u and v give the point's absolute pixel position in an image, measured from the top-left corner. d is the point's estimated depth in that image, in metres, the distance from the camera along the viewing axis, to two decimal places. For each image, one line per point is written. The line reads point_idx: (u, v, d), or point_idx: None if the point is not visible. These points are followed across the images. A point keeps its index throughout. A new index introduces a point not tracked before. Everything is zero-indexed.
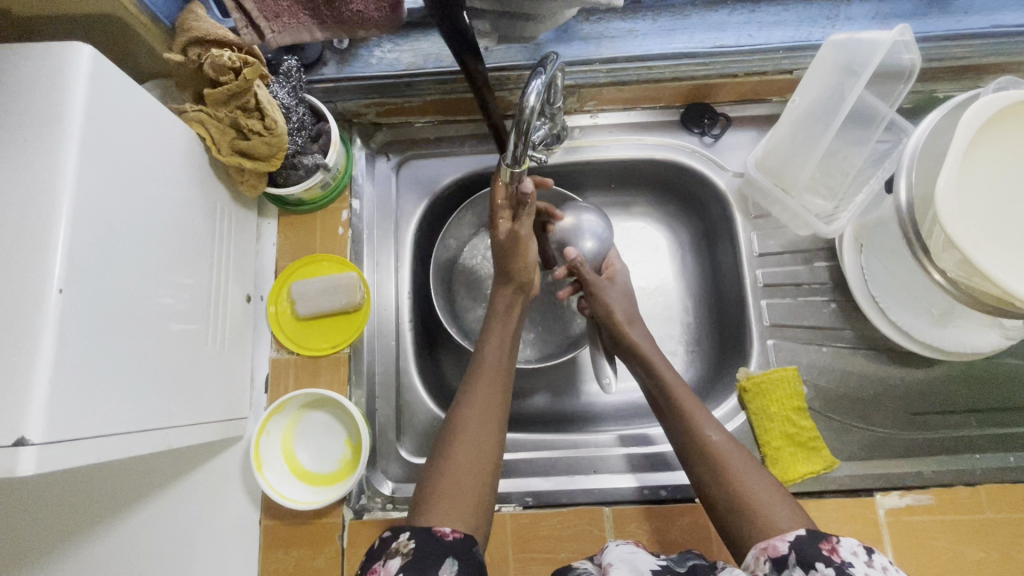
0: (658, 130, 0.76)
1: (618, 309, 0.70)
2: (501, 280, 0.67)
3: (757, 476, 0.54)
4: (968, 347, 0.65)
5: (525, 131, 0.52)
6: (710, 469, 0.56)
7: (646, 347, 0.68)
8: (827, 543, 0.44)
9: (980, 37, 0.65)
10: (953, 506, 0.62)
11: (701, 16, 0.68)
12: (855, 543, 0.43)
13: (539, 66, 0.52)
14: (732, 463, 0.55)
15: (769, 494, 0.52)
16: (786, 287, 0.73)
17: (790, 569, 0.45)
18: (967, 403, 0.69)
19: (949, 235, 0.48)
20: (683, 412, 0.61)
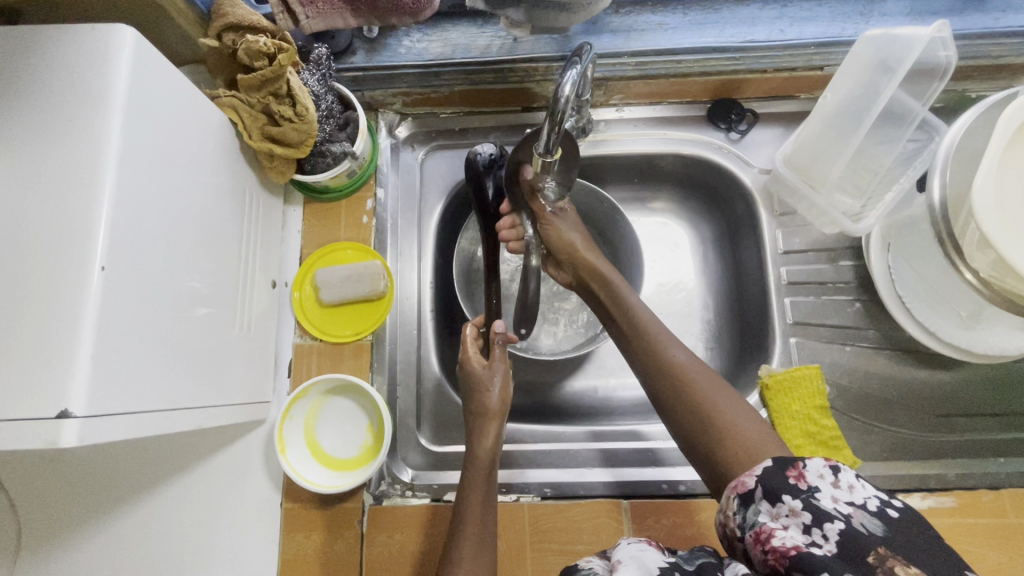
0: (684, 125, 0.76)
1: (578, 240, 0.70)
2: (478, 420, 0.62)
3: (728, 397, 0.54)
4: (998, 351, 0.64)
5: (560, 120, 0.52)
6: (678, 394, 0.55)
7: (607, 270, 0.68)
8: (793, 469, 0.44)
9: (1017, 36, 0.64)
10: (976, 509, 0.62)
11: (732, 11, 0.68)
12: (820, 466, 0.43)
13: (574, 57, 0.52)
14: (701, 384, 0.55)
15: (739, 413, 0.52)
16: (810, 285, 0.72)
17: (758, 502, 0.44)
18: (992, 407, 0.68)
19: (985, 233, 0.48)
20: (651, 340, 0.60)
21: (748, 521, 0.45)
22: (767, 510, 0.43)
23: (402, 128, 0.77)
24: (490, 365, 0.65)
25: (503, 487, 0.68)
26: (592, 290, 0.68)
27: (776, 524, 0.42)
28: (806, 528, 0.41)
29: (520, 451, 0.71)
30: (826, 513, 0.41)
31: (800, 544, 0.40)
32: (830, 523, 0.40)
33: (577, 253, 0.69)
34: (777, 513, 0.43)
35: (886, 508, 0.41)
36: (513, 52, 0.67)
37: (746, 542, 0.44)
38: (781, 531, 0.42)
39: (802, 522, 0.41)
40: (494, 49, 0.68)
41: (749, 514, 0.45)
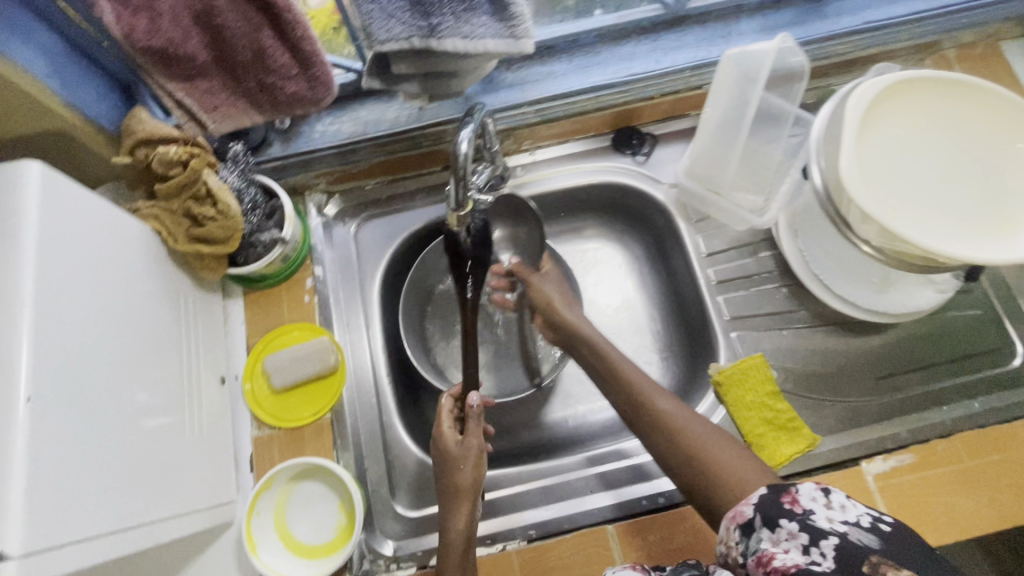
0: (593, 157, 0.82)
1: (554, 294, 0.72)
2: (452, 501, 0.60)
3: (711, 431, 0.56)
4: (911, 308, 0.69)
5: (464, 176, 0.56)
6: (666, 438, 0.57)
7: (585, 326, 0.69)
8: (787, 495, 0.45)
9: (853, 34, 0.73)
10: (934, 461, 0.66)
11: (611, 51, 0.74)
12: (812, 489, 0.44)
13: (467, 116, 0.57)
14: (685, 419, 0.58)
15: (724, 444, 0.55)
16: (738, 280, 0.76)
17: (759, 530, 0.45)
18: (924, 360, 0.73)
19: (862, 209, 0.53)
20: (631, 389, 0.62)
21: (751, 548, 0.45)
22: (768, 536, 0.44)
23: (331, 206, 0.80)
24: (465, 441, 0.64)
25: (488, 538, 0.67)
26: (574, 346, 0.70)
27: (777, 548, 0.43)
28: (805, 548, 0.42)
29: (499, 497, 0.70)
30: (821, 531, 0.42)
31: (800, 563, 0.42)
32: (825, 540, 0.42)
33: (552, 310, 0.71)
34: (778, 538, 0.44)
35: (879, 523, 0.42)
36: (421, 120, 0.72)
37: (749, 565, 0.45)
38: (782, 553, 0.43)
39: (802, 543, 0.42)
40: (403, 120, 0.73)
41: (751, 542, 0.45)
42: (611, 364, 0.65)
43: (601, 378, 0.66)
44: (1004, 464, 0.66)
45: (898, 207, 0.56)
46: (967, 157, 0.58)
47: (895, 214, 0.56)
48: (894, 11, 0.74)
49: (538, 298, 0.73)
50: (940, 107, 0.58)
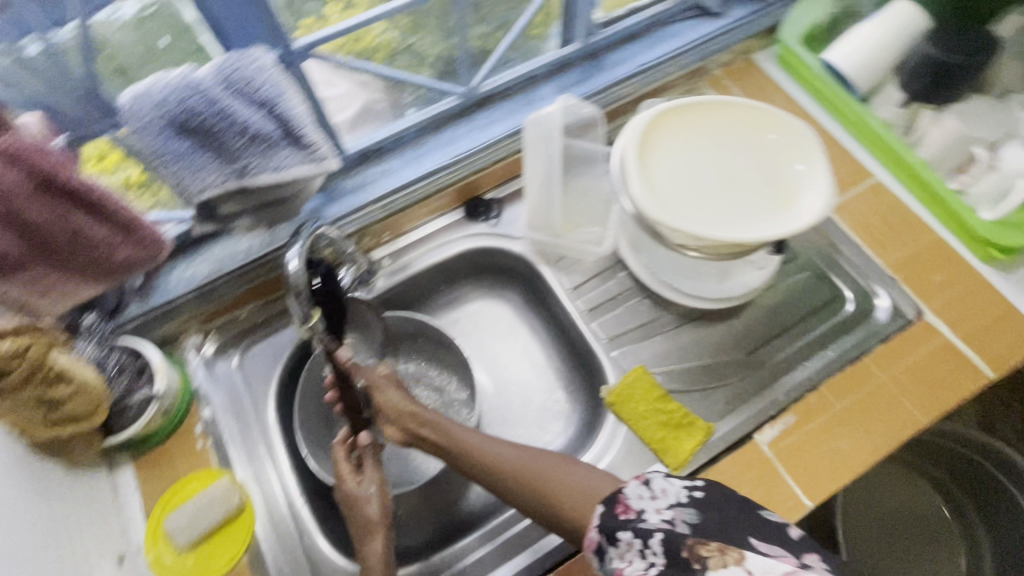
0: (451, 230, 0.88)
1: (399, 401, 0.71)
2: (366, 534, 0.64)
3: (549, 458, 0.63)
4: (750, 287, 0.79)
5: (299, 289, 0.62)
6: (517, 486, 0.62)
7: (428, 412, 0.70)
8: (620, 504, 0.47)
9: (631, 78, 0.86)
10: (811, 414, 0.73)
11: (434, 139, 0.82)
12: (637, 488, 0.47)
13: (297, 236, 0.65)
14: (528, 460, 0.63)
15: (564, 465, 0.61)
16: (607, 303, 0.83)
17: (609, 550, 0.47)
18: (780, 327, 0.81)
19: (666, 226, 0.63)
20: (479, 452, 0.65)
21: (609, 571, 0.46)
22: (615, 552, 0.46)
23: (209, 345, 0.80)
24: (366, 478, 0.68)
25: None
26: (421, 438, 0.70)
27: (625, 562, 0.45)
28: (641, 554, 0.44)
29: None
30: (649, 529, 0.44)
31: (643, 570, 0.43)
32: (653, 538, 0.44)
33: (401, 411, 0.71)
34: (622, 551, 0.45)
35: (695, 496, 0.46)
36: (272, 243, 0.76)
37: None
38: (628, 566, 0.44)
39: (638, 549, 0.44)
40: (256, 247, 0.76)
41: (607, 564, 0.47)
42: (456, 437, 0.67)
43: (451, 455, 0.68)
44: (866, 397, 0.74)
45: (690, 211, 0.66)
46: (735, 151, 0.70)
47: (688, 218, 0.65)
48: (657, 52, 0.88)
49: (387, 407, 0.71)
50: (700, 118, 0.69)
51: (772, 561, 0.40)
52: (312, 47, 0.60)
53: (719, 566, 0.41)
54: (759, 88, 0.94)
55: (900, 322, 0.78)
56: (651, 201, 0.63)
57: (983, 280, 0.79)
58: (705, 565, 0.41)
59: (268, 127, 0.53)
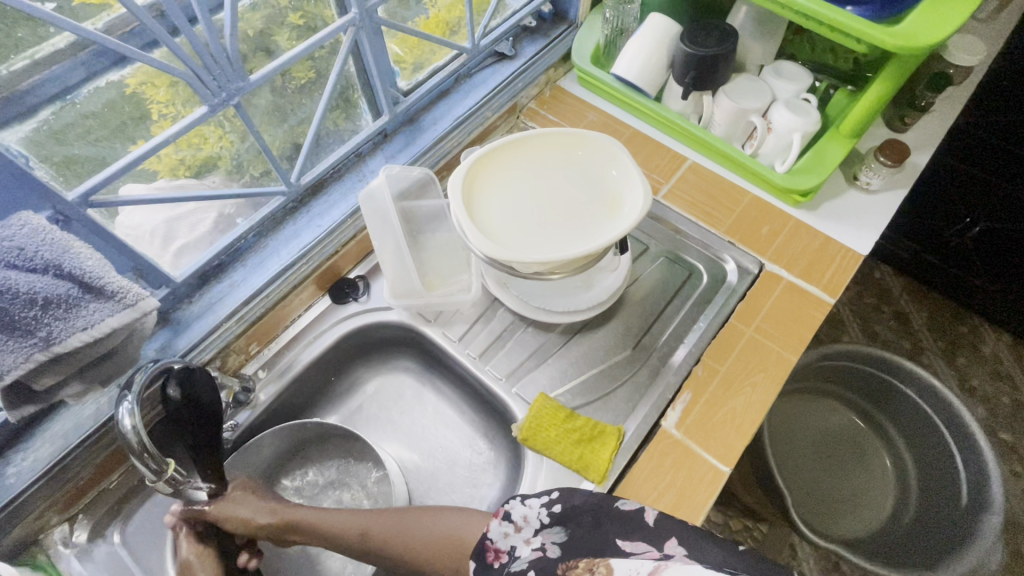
0: (322, 320, 0.86)
1: (253, 514, 0.70)
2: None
3: (407, 519, 0.69)
4: (614, 288, 0.82)
5: (143, 448, 0.59)
6: (390, 553, 0.69)
7: (282, 513, 0.71)
8: (492, 552, 0.62)
9: (449, 133, 0.92)
10: (703, 385, 0.78)
11: (276, 239, 0.81)
12: (501, 530, 0.63)
13: (125, 391, 0.61)
14: (389, 526, 0.69)
15: (413, 519, 0.69)
16: (495, 343, 0.84)
17: None
18: (655, 313, 0.86)
19: (513, 261, 0.66)
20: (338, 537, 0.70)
21: None
22: None
23: (79, 531, 0.70)
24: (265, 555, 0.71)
25: None
26: (289, 537, 0.72)
27: None
28: None
29: None
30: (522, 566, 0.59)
31: None
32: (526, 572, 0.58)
33: (258, 527, 0.70)
34: None
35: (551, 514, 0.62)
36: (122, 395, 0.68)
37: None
38: None
39: None
40: (104, 407, 0.68)
41: None
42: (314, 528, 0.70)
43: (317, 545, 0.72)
44: (743, 354, 0.80)
45: (528, 242, 0.70)
46: (554, 174, 0.75)
47: (528, 249, 0.69)
48: (468, 104, 0.95)
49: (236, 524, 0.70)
50: (513, 157, 0.74)
51: (636, 564, 0.50)
52: (90, 194, 0.56)
53: None
54: (569, 111, 1.04)
55: (748, 278, 0.87)
56: (489, 243, 0.66)
57: (798, 223, 0.90)
58: None
59: (62, 289, 0.50)
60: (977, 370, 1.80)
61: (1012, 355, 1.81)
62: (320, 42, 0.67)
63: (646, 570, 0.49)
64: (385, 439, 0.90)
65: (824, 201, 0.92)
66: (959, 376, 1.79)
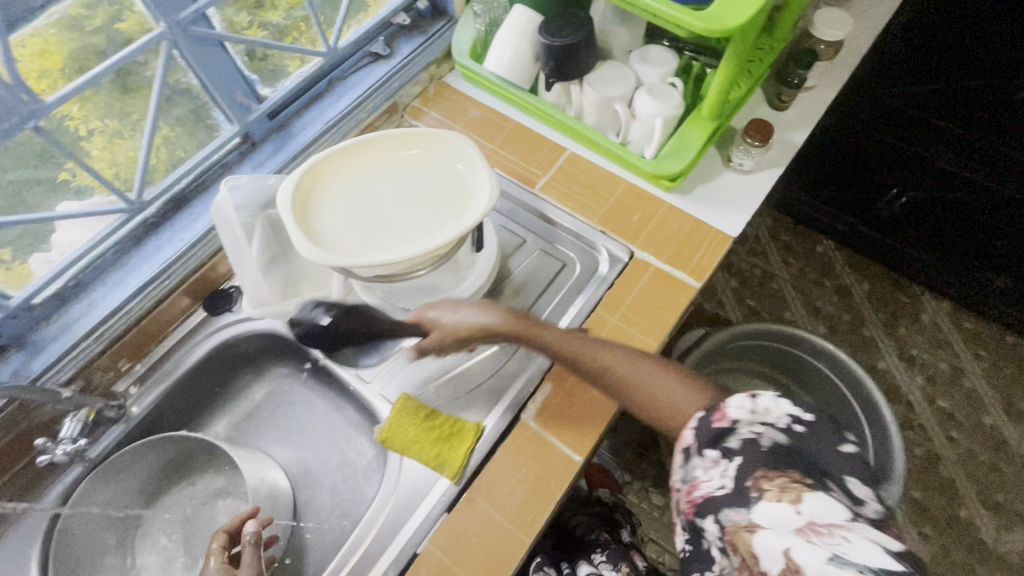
0: (198, 333, 0.86)
1: (456, 327, 0.74)
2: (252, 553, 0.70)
3: (665, 376, 0.68)
4: (476, 285, 0.85)
5: None
6: (609, 391, 0.71)
7: (514, 322, 0.73)
8: (719, 413, 0.58)
9: (320, 137, 0.92)
10: (566, 376, 0.78)
11: (138, 254, 0.81)
12: (740, 400, 0.57)
13: None
14: (606, 363, 0.71)
15: (650, 365, 0.69)
16: (367, 344, 0.84)
17: (691, 456, 0.59)
18: (525, 305, 0.87)
19: (345, 266, 0.65)
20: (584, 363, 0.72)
21: (687, 475, 0.59)
22: (699, 463, 0.58)
23: None
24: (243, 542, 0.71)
25: None
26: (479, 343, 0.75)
27: (704, 477, 0.57)
28: (723, 476, 0.55)
29: None
30: (731, 448, 0.56)
31: (711, 491, 0.56)
32: (733, 458, 0.55)
33: (449, 345, 0.74)
34: (704, 468, 0.57)
35: (795, 423, 0.55)
36: None
37: (680, 496, 0.59)
38: (707, 482, 0.56)
39: (723, 465, 0.56)
40: None
41: (686, 467, 0.59)
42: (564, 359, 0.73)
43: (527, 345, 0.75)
44: (606, 342, 0.80)
45: (368, 246, 0.70)
46: (398, 176, 0.75)
47: (367, 253, 0.69)
48: (341, 107, 0.95)
49: (445, 337, 0.74)
50: (354, 162, 0.74)
51: (868, 535, 0.47)
52: None
53: (773, 498, 0.52)
54: (452, 106, 1.04)
55: (618, 266, 0.87)
56: (319, 250, 0.65)
57: (669, 209, 0.91)
58: (762, 493, 0.53)
59: None
60: (917, 339, 1.80)
61: (950, 321, 1.82)
62: (117, 65, 0.69)
63: (830, 523, 0.49)
64: (276, 442, 0.91)
65: (697, 184, 0.93)
66: (899, 345, 1.80)
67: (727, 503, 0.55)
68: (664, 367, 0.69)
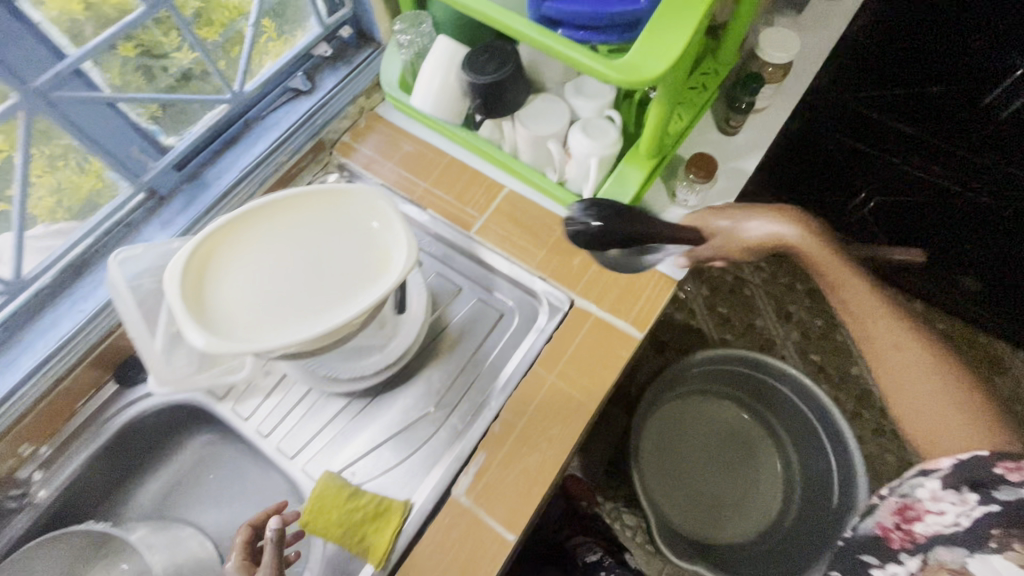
0: (109, 407, 0.80)
1: (753, 237, 0.75)
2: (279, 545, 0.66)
3: (933, 384, 0.64)
4: (405, 347, 0.79)
5: None
6: (879, 363, 0.67)
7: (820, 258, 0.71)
8: (1008, 462, 0.57)
9: (236, 187, 0.86)
10: (499, 443, 0.74)
11: (32, 330, 0.75)
12: None
13: None
14: (919, 385, 0.64)
15: (920, 384, 0.64)
16: (291, 413, 0.79)
17: (920, 494, 0.65)
18: (460, 364, 0.82)
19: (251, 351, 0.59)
20: (865, 332, 0.68)
21: (897, 494, 0.69)
22: (926, 494, 0.65)
23: None
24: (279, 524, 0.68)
25: None
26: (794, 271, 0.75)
27: (926, 507, 0.65)
28: (970, 514, 0.61)
29: None
30: (992, 497, 0.59)
31: (941, 527, 0.64)
32: (989, 507, 0.59)
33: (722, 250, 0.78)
34: (938, 498, 0.63)
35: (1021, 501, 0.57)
36: None
37: (891, 503, 0.69)
38: (930, 515, 0.65)
39: (968, 511, 0.61)
40: None
41: (903, 489, 0.67)
42: (847, 306, 0.70)
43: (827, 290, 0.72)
44: (544, 402, 0.76)
45: (272, 322, 0.64)
46: (302, 240, 0.69)
47: (271, 330, 0.63)
48: (258, 151, 0.88)
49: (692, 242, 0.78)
50: (250, 230, 0.68)
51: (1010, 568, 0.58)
52: None
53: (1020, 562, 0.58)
54: (383, 143, 0.97)
55: (557, 317, 0.83)
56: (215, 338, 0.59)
57: None
58: (997, 539, 0.60)
59: None
60: None
61: None
62: None
63: None
64: (205, 513, 0.85)
65: None
66: None
67: (934, 543, 0.66)
68: (931, 364, 0.65)
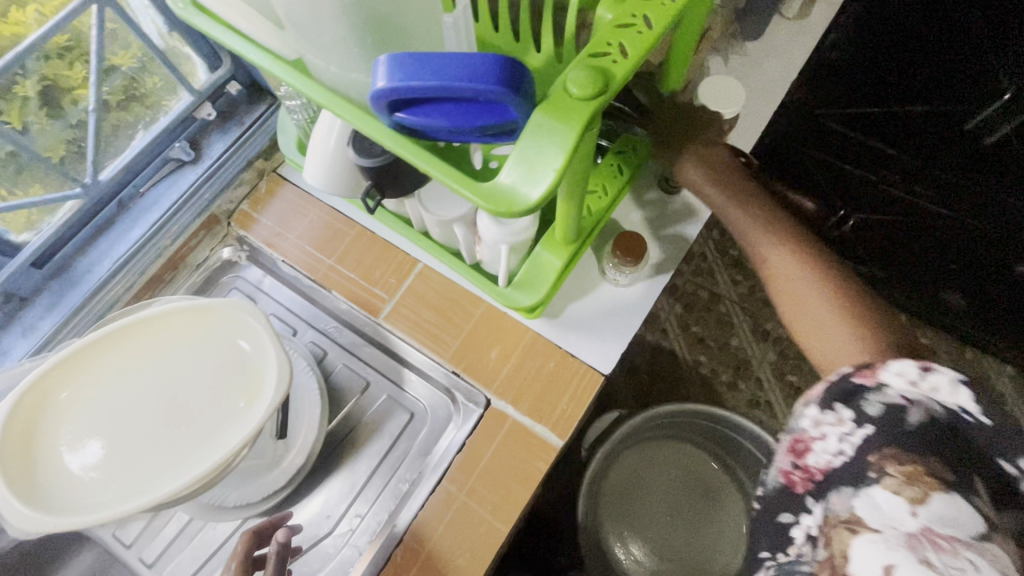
0: None
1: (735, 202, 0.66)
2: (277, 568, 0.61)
3: (812, 285, 0.58)
4: (298, 465, 0.71)
5: None
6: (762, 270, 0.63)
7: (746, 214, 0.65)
8: (870, 371, 0.48)
9: (107, 282, 0.76)
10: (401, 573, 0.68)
11: None
12: (901, 364, 0.47)
13: None
14: (783, 301, 0.59)
15: (793, 304, 0.58)
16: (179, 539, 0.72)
17: (806, 414, 0.52)
18: (364, 475, 0.75)
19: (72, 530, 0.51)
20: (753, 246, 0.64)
21: (792, 426, 0.53)
22: (812, 419, 0.51)
23: None
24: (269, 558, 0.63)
25: None
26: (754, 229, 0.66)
27: (814, 437, 0.51)
28: (847, 433, 0.49)
29: None
30: (863, 413, 0.48)
31: (833, 456, 0.49)
32: (867, 425, 0.48)
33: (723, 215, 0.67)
34: (819, 423, 0.50)
35: (930, 415, 0.46)
36: None
37: (783, 443, 0.54)
38: (820, 444, 0.50)
39: (847, 428, 0.49)
40: None
41: (796, 423, 0.53)
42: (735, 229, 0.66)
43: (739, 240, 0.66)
44: (451, 522, 0.69)
45: (113, 475, 0.56)
46: (158, 373, 0.61)
47: (114, 486, 0.56)
48: (133, 238, 0.78)
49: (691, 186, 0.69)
50: (97, 365, 0.60)
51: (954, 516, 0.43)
52: None
53: (933, 506, 0.44)
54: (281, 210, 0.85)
55: (471, 418, 0.74)
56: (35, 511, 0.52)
57: (535, 336, 0.76)
58: (893, 472, 0.46)
59: None
60: None
61: None
62: None
63: (956, 511, 0.43)
64: None
65: (568, 303, 0.77)
66: None
67: (840, 473, 0.49)
68: (816, 274, 0.58)
